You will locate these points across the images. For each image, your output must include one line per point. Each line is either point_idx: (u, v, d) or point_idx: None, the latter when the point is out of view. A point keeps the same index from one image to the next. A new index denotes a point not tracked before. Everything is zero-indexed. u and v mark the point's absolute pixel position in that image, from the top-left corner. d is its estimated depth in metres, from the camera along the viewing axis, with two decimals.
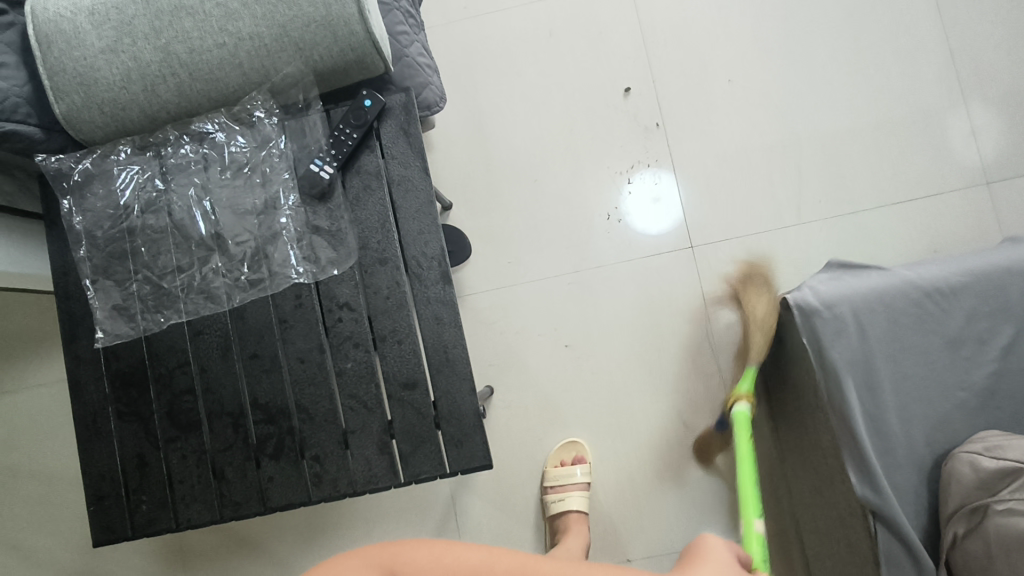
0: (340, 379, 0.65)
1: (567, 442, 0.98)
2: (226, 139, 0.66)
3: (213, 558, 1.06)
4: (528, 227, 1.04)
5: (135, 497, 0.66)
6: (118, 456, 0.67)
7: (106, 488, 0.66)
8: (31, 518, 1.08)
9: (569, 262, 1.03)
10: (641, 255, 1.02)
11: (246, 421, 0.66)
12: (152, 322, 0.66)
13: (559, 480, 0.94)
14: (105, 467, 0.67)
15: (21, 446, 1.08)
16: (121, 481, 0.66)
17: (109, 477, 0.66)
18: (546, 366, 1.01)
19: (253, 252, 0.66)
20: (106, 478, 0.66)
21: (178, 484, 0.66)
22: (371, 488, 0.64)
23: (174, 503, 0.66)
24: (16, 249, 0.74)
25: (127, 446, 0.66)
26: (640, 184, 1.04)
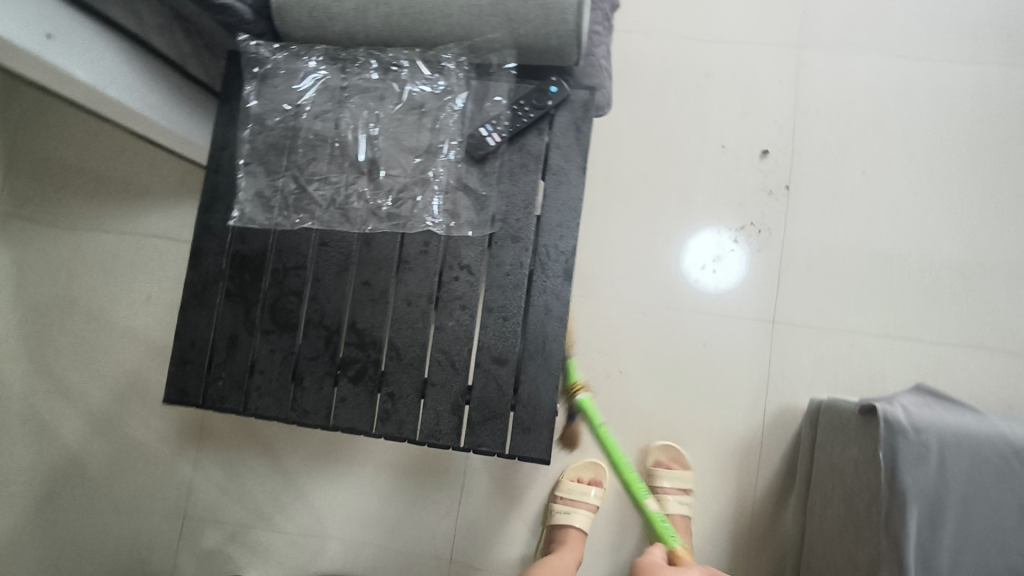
0: (437, 332, 0.67)
1: (588, 461, 1.00)
2: (411, 78, 0.69)
3: (225, 447, 1.10)
4: (624, 248, 1.04)
5: (215, 370, 0.70)
6: (214, 329, 0.70)
7: (192, 354, 0.70)
8: (73, 349, 1.14)
9: (652, 295, 1.03)
10: (717, 309, 1.02)
11: (338, 339, 0.68)
12: (286, 220, 0.69)
13: (572, 494, 0.96)
14: (198, 335, 0.70)
15: (87, 280, 1.14)
16: (208, 353, 0.70)
17: (198, 345, 0.70)
18: (593, 384, 1.01)
19: (400, 189, 0.68)
20: (195, 345, 0.70)
21: (258, 374, 0.69)
22: (430, 442, 0.66)
23: (248, 390, 0.69)
24: (163, 102, 0.78)
25: (223, 323, 0.70)
26: (720, 242, 1.03)
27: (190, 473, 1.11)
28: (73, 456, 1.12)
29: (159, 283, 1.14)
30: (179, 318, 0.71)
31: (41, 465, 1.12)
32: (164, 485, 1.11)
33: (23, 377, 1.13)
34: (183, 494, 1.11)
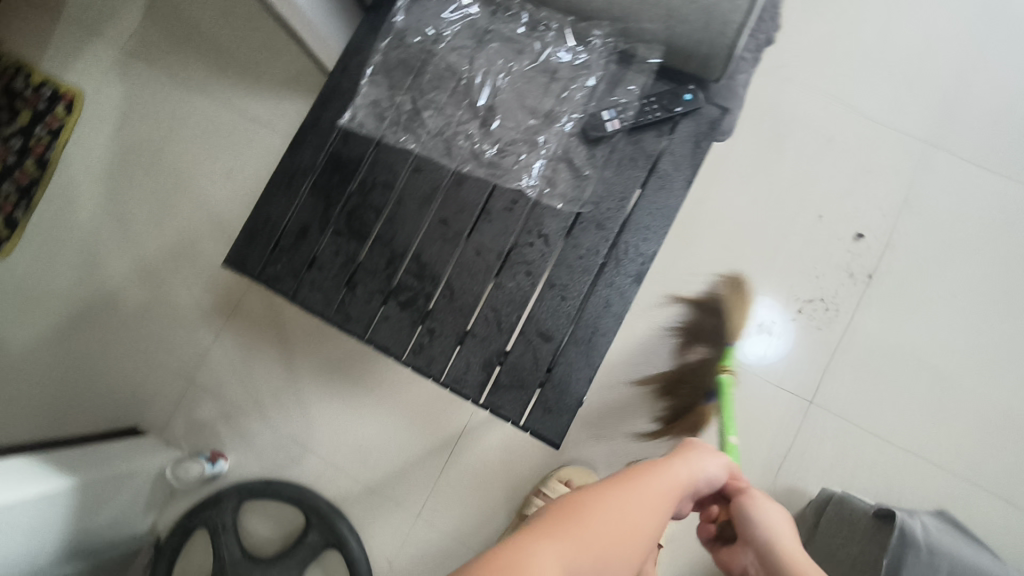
0: (495, 289, 0.67)
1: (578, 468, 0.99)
2: (554, 43, 0.70)
3: (250, 332, 1.14)
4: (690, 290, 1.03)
5: (278, 252, 0.71)
6: (290, 214, 0.71)
7: (262, 230, 0.71)
8: (146, 195, 1.18)
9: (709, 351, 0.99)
10: (756, 375, 1.00)
11: (400, 263, 0.69)
12: (392, 136, 0.71)
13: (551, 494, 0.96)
14: (273, 215, 0.72)
15: (180, 136, 1.19)
16: (277, 234, 0.71)
17: (271, 224, 0.71)
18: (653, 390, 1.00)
19: (508, 143, 0.69)
20: (269, 224, 0.72)
21: (315, 269, 0.70)
22: (452, 388, 0.66)
23: (301, 280, 0.70)
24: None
25: (298, 211, 0.71)
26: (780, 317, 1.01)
27: (210, 344, 1.15)
28: (112, 291, 1.17)
29: (242, 160, 1.17)
30: (263, 193, 0.73)
31: (83, 288, 1.17)
32: (184, 347, 1.15)
33: (95, 204, 1.19)
34: (197, 362, 1.14)
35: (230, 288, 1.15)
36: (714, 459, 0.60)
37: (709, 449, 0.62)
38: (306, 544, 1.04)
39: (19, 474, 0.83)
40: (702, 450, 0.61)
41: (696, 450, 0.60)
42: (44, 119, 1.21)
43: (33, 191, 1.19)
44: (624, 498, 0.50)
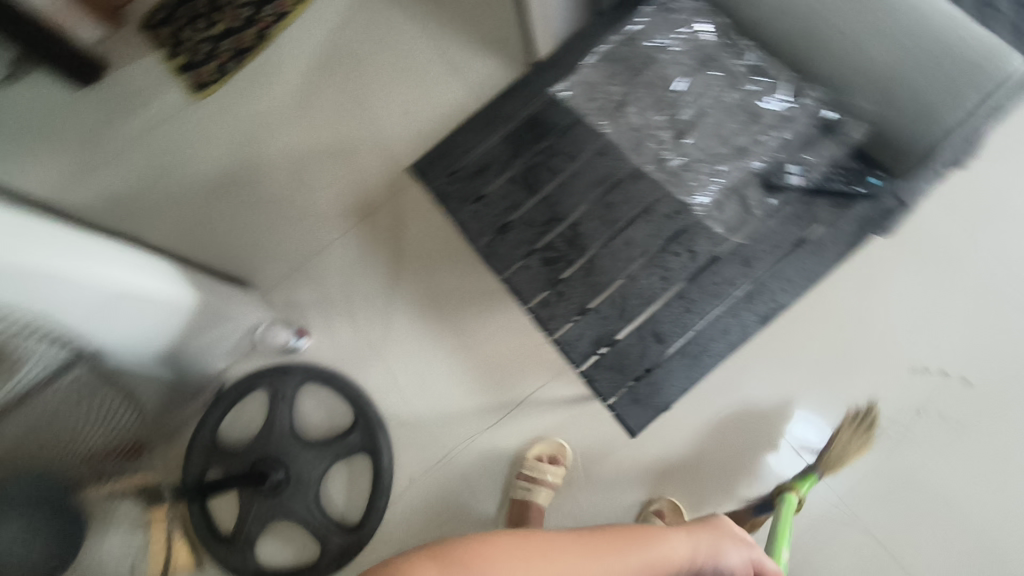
0: (629, 279, 0.72)
1: (555, 442, 1.08)
2: (765, 90, 0.76)
3: (368, 241, 1.23)
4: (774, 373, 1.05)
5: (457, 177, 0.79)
6: (478, 151, 0.79)
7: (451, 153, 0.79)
8: (332, 90, 1.31)
9: (759, 444, 1.03)
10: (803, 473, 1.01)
11: (556, 224, 0.74)
12: (593, 118, 0.78)
13: (533, 471, 1.04)
14: (465, 145, 0.80)
15: (380, 53, 1.32)
16: (461, 161, 0.79)
17: (460, 151, 0.79)
18: (698, 442, 1.05)
19: (692, 160, 0.75)
20: (458, 152, 0.79)
21: (483, 201, 0.77)
22: (560, 347, 0.72)
23: (467, 206, 0.77)
24: None
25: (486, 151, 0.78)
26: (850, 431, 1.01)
27: (334, 237, 1.23)
28: (269, 158, 1.28)
29: (424, 92, 1.29)
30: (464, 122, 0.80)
31: (250, 148, 1.29)
32: (311, 230, 1.24)
33: (288, 83, 1.32)
34: (318, 247, 1.23)
35: (369, 196, 1.25)
36: (732, 549, 0.71)
37: (732, 540, 0.72)
38: (346, 442, 1.11)
39: (167, 275, 0.93)
40: (722, 539, 0.72)
41: (717, 538, 0.72)
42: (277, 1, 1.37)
43: (245, 54, 1.35)
44: (631, 546, 0.65)
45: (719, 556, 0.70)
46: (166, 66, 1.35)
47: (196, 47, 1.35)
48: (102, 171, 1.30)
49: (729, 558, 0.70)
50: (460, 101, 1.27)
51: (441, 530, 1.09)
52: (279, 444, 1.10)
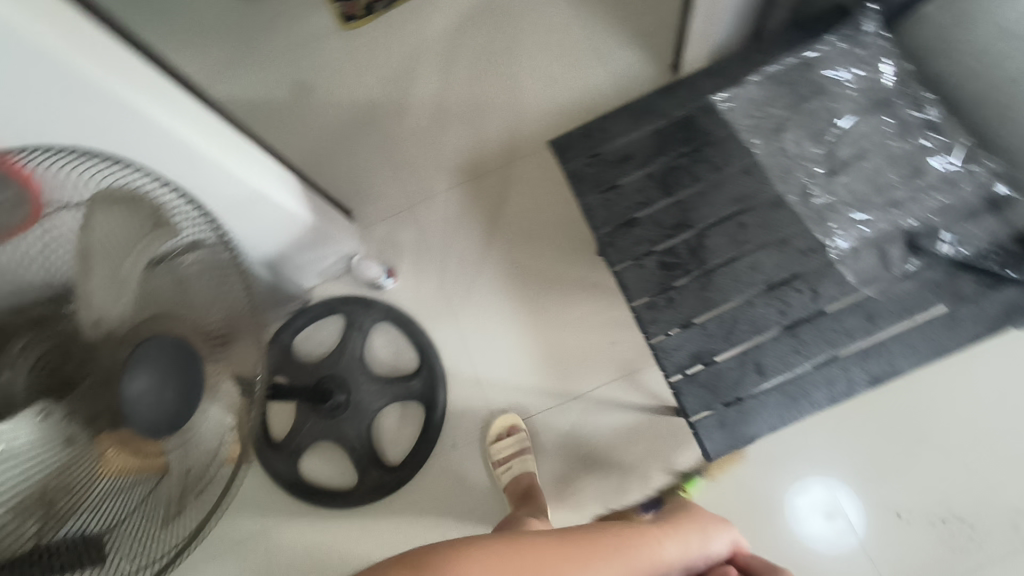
0: (746, 303, 0.70)
1: (503, 419, 1.11)
2: (936, 149, 0.70)
3: (473, 200, 1.26)
4: (834, 435, 1.03)
5: (592, 161, 0.79)
6: (619, 142, 0.80)
7: (593, 138, 0.81)
8: (474, 52, 1.35)
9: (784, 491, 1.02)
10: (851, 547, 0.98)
11: (682, 233, 0.74)
12: (748, 134, 0.76)
13: (502, 450, 1.07)
14: (607, 132, 0.80)
15: (529, 27, 1.35)
16: (601, 148, 0.80)
17: (602, 137, 0.80)
18: (751, 483, 1.03)
19: (842, 202, 0.71)
20: (601, 137, 0.80)
21: (613, 191, 0.77)
22: (656, 352, 0.70)
23: (597, 191, 0.78)
24: None
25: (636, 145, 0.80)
26: (915, 518, 0.97)
27: (443, 189, 1.27)
28: (401, 101, 1.34)
29: (562, 71, 1.30)
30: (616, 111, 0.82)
31: (386, 87, 1.35)
32: (424, 178, 1.28)
33: (435, 36, 1.38)
34: (426, 195, 1.27)
35: (485, 158, 1.28)
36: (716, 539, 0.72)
37: (713, 527, 0.73)
38: (407, 386, 1.14)
39: (297, 191, 0.99)
40: (707, 531, 0.73)
41: (700, 527, 0.73)
42: None
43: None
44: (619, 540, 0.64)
45: (706, 545, 0.70)
46: None
47: None
48: (251, 79, 1.40)
49: (715, 546, 0.71)
50: (596, 87, 1.28)
51: (475, 497, 1.10)
52: (346, 368, 1.14)
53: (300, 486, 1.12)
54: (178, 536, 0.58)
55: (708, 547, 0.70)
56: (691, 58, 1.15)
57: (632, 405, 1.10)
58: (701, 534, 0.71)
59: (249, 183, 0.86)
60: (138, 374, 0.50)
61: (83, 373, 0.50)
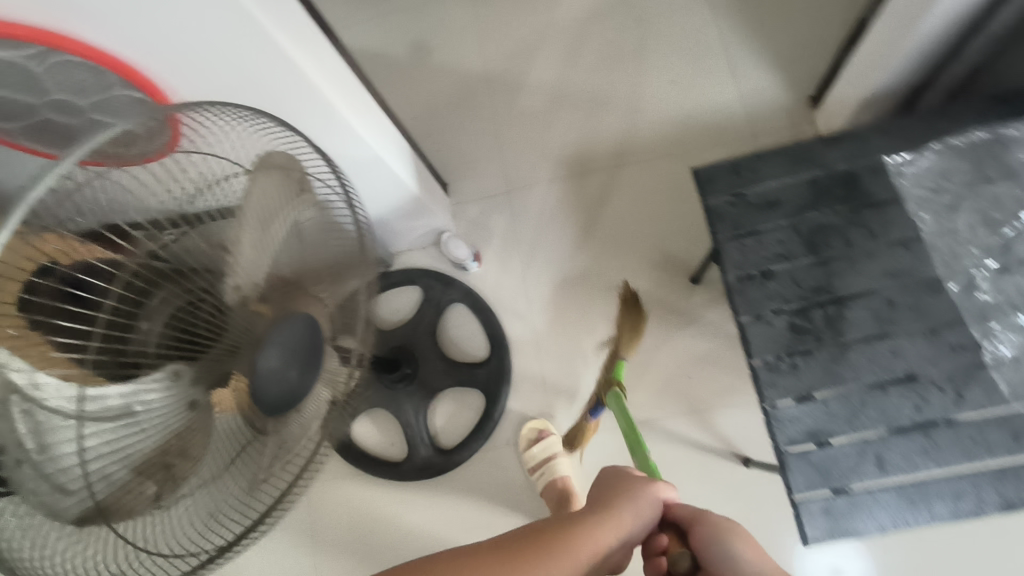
0: (879, 387, 0.66)
1: (535, 425, 1.10)
2: None
3: (575, 197, 1.21)
4: None
5: (737, 198, 0.76)
6: (772, 183, 0.76)
7: (741, 173, 0.77)
8: (603, 40, 1.29)
9: (842, 566, 0.98)
10: None
11: (823, 297, 0.70)
12: (916, 206, 0.72)
13: (533, 458, 1.07)
14: (759, 170, 0.76)
15: (667, 21, 1.27)
16: (749, 186, 0.76)
17: (753, 175, 0.76)
18: (810, 552, 1.00)
19: (1004, 303, 0.66)
20: (752, 175, 0.76)
21: (754, 236, 0.73)
22: (770, 419, 0.67)
23: (735, 233, 0.74)
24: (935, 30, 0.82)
25: (789, 192, 0.75)
26: None
27: (543, 180, 1.23)
28: (518, 82, 1.30)
29: (693, 74, 1.23)
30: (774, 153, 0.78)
31: (505, 62, 1.31)
32: (526, 164, 1.25)
33: (565, 17, 1.31)
34: (526, 183, 1.24)
35: (594, 156, 1.23)
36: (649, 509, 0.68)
37: (644, 496, 0.68)
38: (472, 374, 1.13)
39: (409, 163, 0.98)
40: (636, 496, 0.68)
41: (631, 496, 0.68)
42: None
43: None
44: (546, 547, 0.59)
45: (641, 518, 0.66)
46: None
47: None
48: (376, 34, 1.40)
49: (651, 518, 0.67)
50: (727, 105, 1.20)
51: (519, 497, 1.09)
52: (417, 344, 1.14)
53: (350, 448, 1.13)
54: (260, 506, 0.50)
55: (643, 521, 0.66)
56: (840, 95, 1.07)
57: (698, 443, 1.06)
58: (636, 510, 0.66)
59: (374, 150, 0.84)
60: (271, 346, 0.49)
61: (216, 336, 0.49)
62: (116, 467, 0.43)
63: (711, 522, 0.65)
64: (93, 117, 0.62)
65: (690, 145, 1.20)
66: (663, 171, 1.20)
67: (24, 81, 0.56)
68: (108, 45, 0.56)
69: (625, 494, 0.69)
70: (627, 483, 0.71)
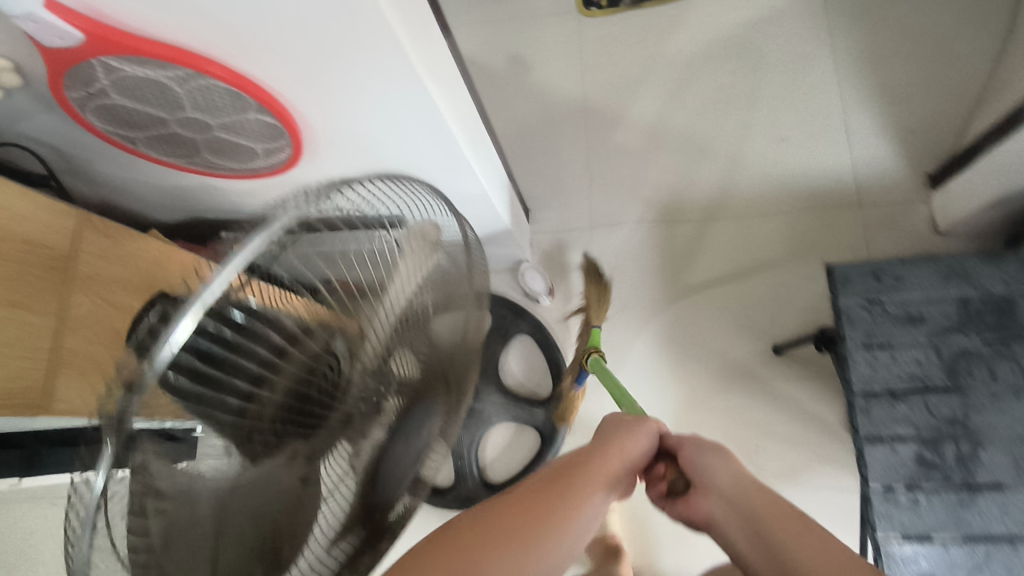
0: (1005, 536, 0.67)
1: None
2: None
3: (660, 245, 1.18)
4: None
5: (874, 309, 0.77)
6: (914, 298, 0.77)
7: (882, 283, 0.78)
8: (711, 82, 1.23)
9: None
10: None
11: (954, 433, 0.71)
12: None
13: None
14: (902, 282, 0.77)
15: (782, 73, 1.20)
16: (888, 298, 0.77)
17: (895, 286, 0.77)
18: None
19: None
20: (894, 286, 0.77)
21: (887, 354, 0.75)
22: (880, 548, 0.70)
23: (869, 344, 0.76)
24: None
25: (933, 312, 0.76)
26: None
27: (630, 222, 1.20)
28: (616, 115, 1.26)
29: (801, 135, 1.17)
30: (924, 265, 0.78)
31: (605, 92, 1.27)
32: (615, 204, 1.21)
33: (674, 51, 1.26)
34: (614, 223, 1.20)
35: (686, 207, 1.18)
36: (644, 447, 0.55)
37: (638, 430, 0.56)
38: (531, 413, 1.09)
39: (506, 199, 0.94)
40: (625, 424, 0.56)
41: (621, 429, 0.55)
42: None
43: None
44: (539, 496, 0.46)
45: (632, 448, 0.53)
46: None
47: None
48: (474, 41, 1.35)
49: (643, 449, 0.54)
50: (837, 172, 1.14)
51: None
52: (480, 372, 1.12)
53: None
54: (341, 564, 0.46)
55: (635, 453, 0.54)
56: (970, 180, 0.99)
57: None
58: (630, 445, 0.54)
59: (481, 184, 0.80)
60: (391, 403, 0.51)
61: (332, 406, 0.47)
62: (233, 548, 0.40)
63: (699, 441, 0.55)
64: (216, 134, 0.60)
65: (790, 207, 1.14)
66: (756, 230, 1.15)
67: (161, 98, 0.53)
68: (257, 76, 0.53)
69: (615, 426, 0.56)
70: (615, 417, 0.58)
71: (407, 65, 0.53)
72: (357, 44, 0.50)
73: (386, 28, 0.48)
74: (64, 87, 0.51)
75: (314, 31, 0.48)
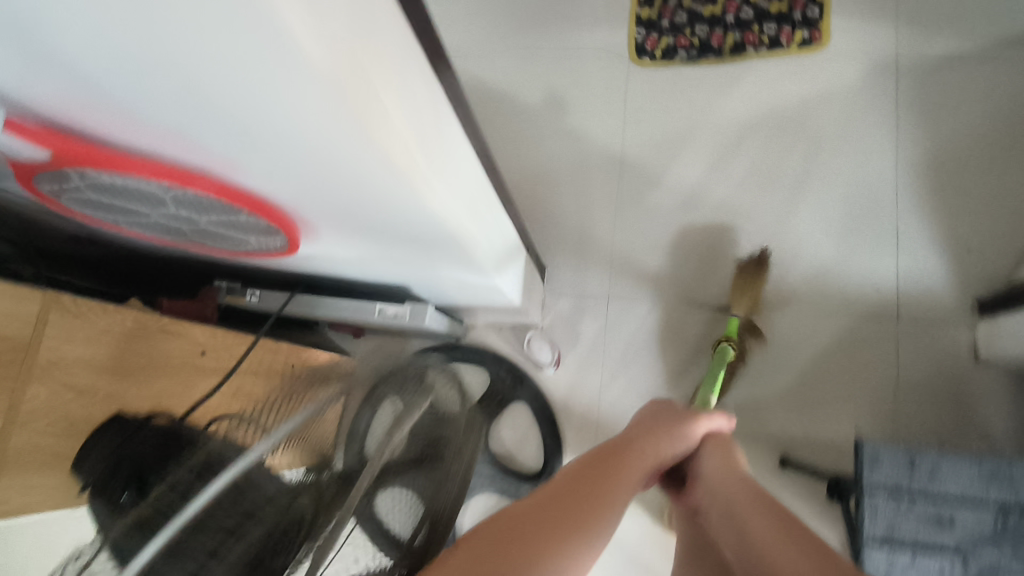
0: None
1: None
2: None
3: (677, 329, 1.11)
4: None
5: (903, 497, 0.72)
6: (950, 496, 0.71)
7: (916, 471, 0.72)
8: (760, 156, 1.13)
9: None
10: None
11: None
12: None
13: None
14: (939, 477, 0.71)
15: (839, 159, 1.11)
16: (920, 491, 0.71)
17: (931, 480, 0.71)
18: None
19: None
20: (928, 477, 0.71)
21: (910, 551, 0.71)
22: None
23: (891, 535, 0.72)
24: None
25: (966, 518, 0.70)
26: None
27: (649, 298, 1.13)
28: (651, 177, 1.17)
29: (848, 232, 1.08)
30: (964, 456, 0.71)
31: (643, 151, 1.19)
32: (636, 276, 1.14)
33: (725, 117, 1.16)
34: (631, 296, 1.14)
35: (710, 292, 1.11)
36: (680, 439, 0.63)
37: (673, 426, 0.64)
38: (516, 488, 1.06)
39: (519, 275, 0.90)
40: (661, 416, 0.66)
41: (658, 423, 0.64)
42: (784, 24, 1.16)
43: (705, 54, 1.19)
44: (601, 489, 0.52)
45: (667, 441, 0.62)
46: (633, 9, 1.23)
47: (674, 12, 1.20)
48: (514, 72, 1.27)
49: (676, 444, 0.63)
50: (877, 281, 1.06)
51: None
52: None
53: None
54: None
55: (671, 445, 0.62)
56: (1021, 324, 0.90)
57: None
58: (668, 436, 0.62)
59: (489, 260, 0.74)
60: (365, 547, 0.54)
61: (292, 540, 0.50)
62: None
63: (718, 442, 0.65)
64: (206, 227, 0.54)
65: (819, 309, 1.07)
66: (780, 329, 1.08)
67: (143, 199, 0.48)
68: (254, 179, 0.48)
69: (653, 425, 0.64)
70: (652, 416, 0.66)
71: (410, 173, 0.47)
72: (354, 162, 0.44)
73: (386, 145, 0.42)
74: (34, 180, 0.45)
75: (311, 150, 0.43)
